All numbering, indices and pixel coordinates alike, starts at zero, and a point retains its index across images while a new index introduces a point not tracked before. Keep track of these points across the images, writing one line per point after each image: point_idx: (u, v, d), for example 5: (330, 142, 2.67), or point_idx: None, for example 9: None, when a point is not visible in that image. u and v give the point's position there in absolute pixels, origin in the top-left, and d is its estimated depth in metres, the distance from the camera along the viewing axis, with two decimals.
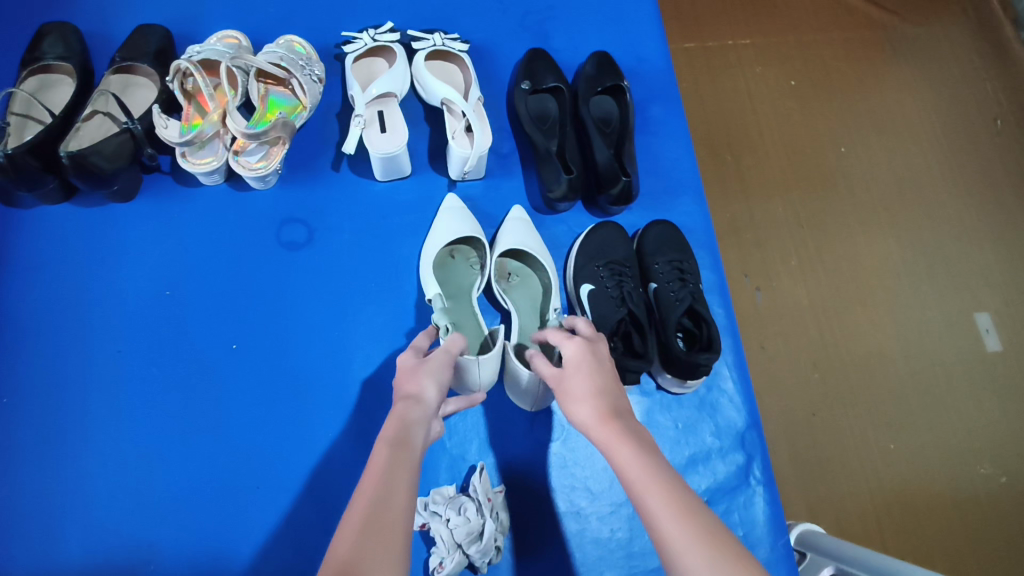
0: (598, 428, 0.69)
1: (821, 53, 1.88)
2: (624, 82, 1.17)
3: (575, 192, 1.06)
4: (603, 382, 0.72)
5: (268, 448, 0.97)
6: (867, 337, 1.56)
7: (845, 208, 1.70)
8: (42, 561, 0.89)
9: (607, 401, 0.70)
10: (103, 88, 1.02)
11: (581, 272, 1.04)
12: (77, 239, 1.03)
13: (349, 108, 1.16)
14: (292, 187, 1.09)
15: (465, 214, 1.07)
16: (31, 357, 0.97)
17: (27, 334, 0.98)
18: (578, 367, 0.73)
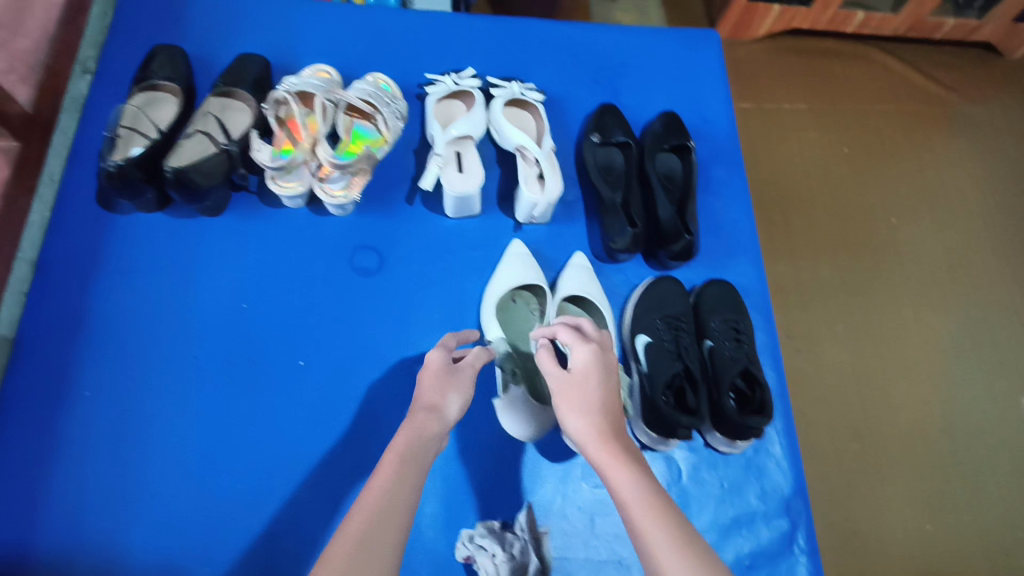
0: (596, 445, 0.72)
1: (876, 123, 1.91)
2: (690, 142, 1.21)
3: (637, 246, 1.10)
4: (605, 395, 0.76)
5: (321, 461, 1.01)
6: (911, 411, 1.54)
7: (895, 280, 1.69)
8: (99, 547, 0.93)
9: (606, 419, 0.74)
10: (205, 109, 1.11)
11: (638, 323, 1.06)
12: (168, 246, 1.10)
13: (426, 146, 1.22)
14: (367, 216, 1.15)
15: (529, 260, 1.11)
16: (114, 354, 1.03)
17: (109, 328, 1.04)
18: (585, 378, 0.77)
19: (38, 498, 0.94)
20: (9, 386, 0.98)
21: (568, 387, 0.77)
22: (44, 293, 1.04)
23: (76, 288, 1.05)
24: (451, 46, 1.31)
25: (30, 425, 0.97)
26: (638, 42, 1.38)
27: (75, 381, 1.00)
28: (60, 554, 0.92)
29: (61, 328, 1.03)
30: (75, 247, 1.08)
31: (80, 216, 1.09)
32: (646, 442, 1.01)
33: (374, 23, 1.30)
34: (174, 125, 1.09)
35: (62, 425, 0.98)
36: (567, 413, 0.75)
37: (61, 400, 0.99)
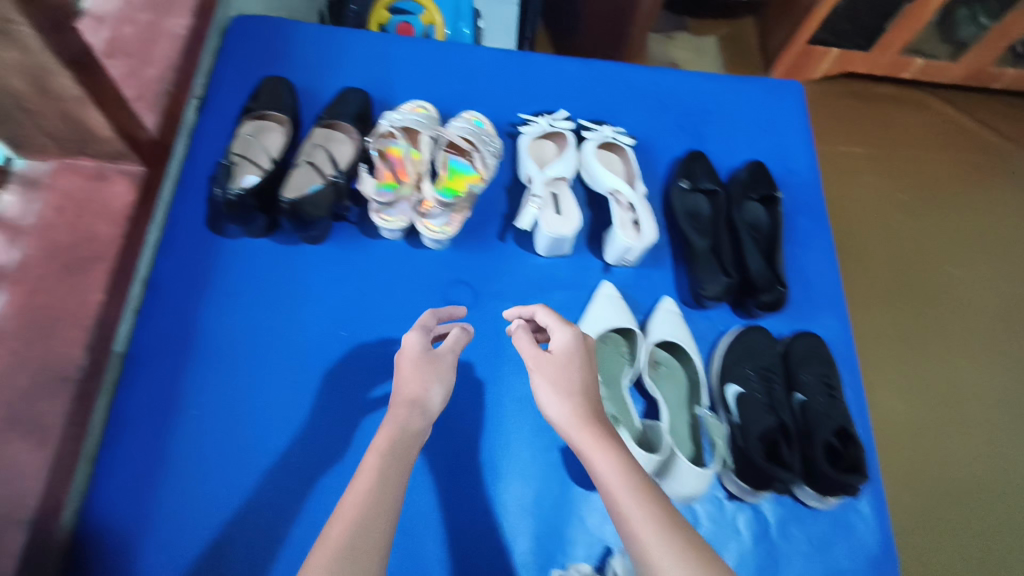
0: (577, 427, 0.76)
1: (937, 166, 2.09)
2: (777, 192, 1.22)
3: (728, 295, 1.11)
4: (584, 379, 0.82)
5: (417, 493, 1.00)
6: (969, 467, 1.56)
7: (950, 338, 1.75)
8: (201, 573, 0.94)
9: (587, 403, 0.79)
10: (313, 142, 1.15)
11: (729, 372, 1.07)
12: (272, 273, 1.13)
13: (518, 184, 1.24)
14: (461, 252, 1.18)
15: (619, 304, 1.13)
16: (219, 374, 1.06)
17: (214, 354, 1.07)
18: (568, 362, 0.83)
19: (141, 524, 0.95)
20: (121, 411, 1.01)
21: (551, 370, 0.82)
22: (154, 319, 1.08)
23: (185, 314, 1.09)
24: (542, 86, 1.34)
25: (136, 450, 0.99)
26: (723, 89, 1.40)
27: (181, 408, 1.03)
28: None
29: (169, 355, 1.06)
30: (185, 274, 1.11)
31: (190, 241, 1.13)
32: (734, 492, 1.02)
33: (470, 62, 1.34)
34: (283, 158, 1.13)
35: (166, 450, 1.00)
36: (551, 397, 0.80)
37: (167, 425, 1.01)
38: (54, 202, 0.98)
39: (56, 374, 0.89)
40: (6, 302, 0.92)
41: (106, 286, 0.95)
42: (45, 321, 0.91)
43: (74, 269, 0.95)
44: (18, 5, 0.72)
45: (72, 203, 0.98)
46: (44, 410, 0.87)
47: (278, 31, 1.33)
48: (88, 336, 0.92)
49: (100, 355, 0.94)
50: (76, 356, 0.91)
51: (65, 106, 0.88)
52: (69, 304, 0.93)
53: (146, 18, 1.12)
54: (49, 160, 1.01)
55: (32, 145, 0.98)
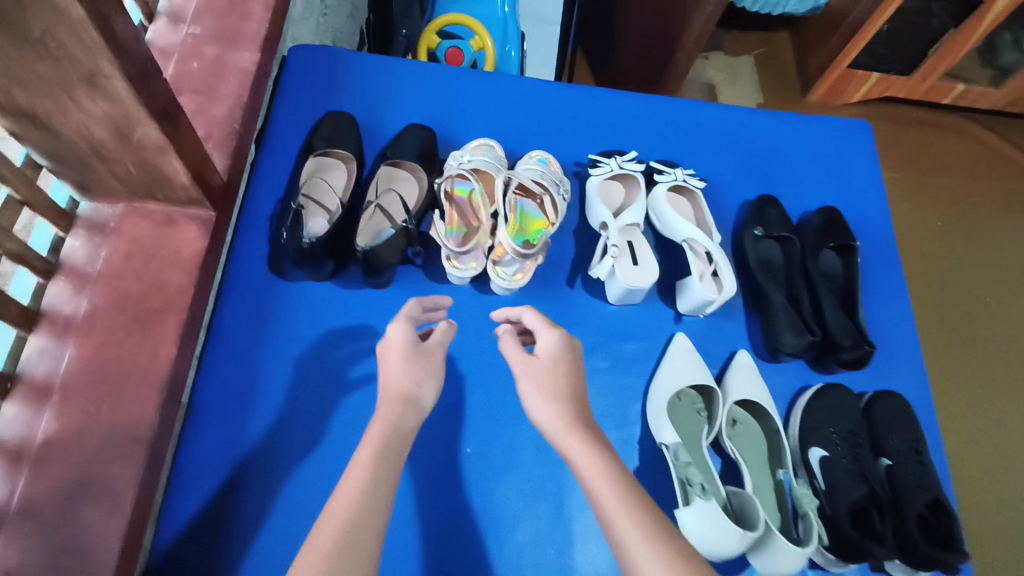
0: (564, 431, 0.76)
1: (968, 192, 2.30)
2: (854, 241, 1.18)
3: (811, 353, 1.06)
4: (570, 383, 0.82)
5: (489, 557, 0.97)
6: (1015, 504, 1.65)
7: (991, 369, 1.87)
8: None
9: (573, 408, 0.79)
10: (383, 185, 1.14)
11: (810, 434, 1.04)
12: (330, 319, 1.09)
13: (586, 227, 1.21)
14: (529, 298, 1.14)
15: (694, 357, 1.10)
16: (272, 426, 1.01)
17: (273, 430, 1.01)
18: (556, 367, 0.83)
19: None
20: (178, 497, 0.96)
21: (538, 374, 0.82)
22: (210, 395, 1.02)
23: (243, 385, 1.03)
24: (608, 123, 1.31)
25: (196, 542, 0.93)
26: (793, 126, 1.34)
27: (239, 494, 0.97)
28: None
29: (227, 435, 1.00)
30: (243, 337, 1.06)
31: (252, 289, 1.09)
32: (817, 562, 0.97)
33: (535, 97, 1.31)
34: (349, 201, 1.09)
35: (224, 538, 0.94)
36: (538, 401, 0.80)
37: (225, 511, 0.96)
38: (123, 248, 0.95)
39: (128, 434, 0.86)
40: (74, 356, 0.89)
41: (177, 339, 0.91)
42: (115, 376, 0.87)
43: (144, 320, 0.91)
44: (113, 59, 0.68)
45: (141, 248, 0.95)
46: (116, 473, 0.84)
47: (336, 60, 1.28)
48: (160, 394, 0.88)
49: (169, 412, 0.91)
50: (147, 416, 0.87)
51: (145, 156, 0.85)
52: (140, 358, 0.89)
53: (212, 52, 1.08)
54: (117, 203, 0.98)
55: (101, 188, 0.94)
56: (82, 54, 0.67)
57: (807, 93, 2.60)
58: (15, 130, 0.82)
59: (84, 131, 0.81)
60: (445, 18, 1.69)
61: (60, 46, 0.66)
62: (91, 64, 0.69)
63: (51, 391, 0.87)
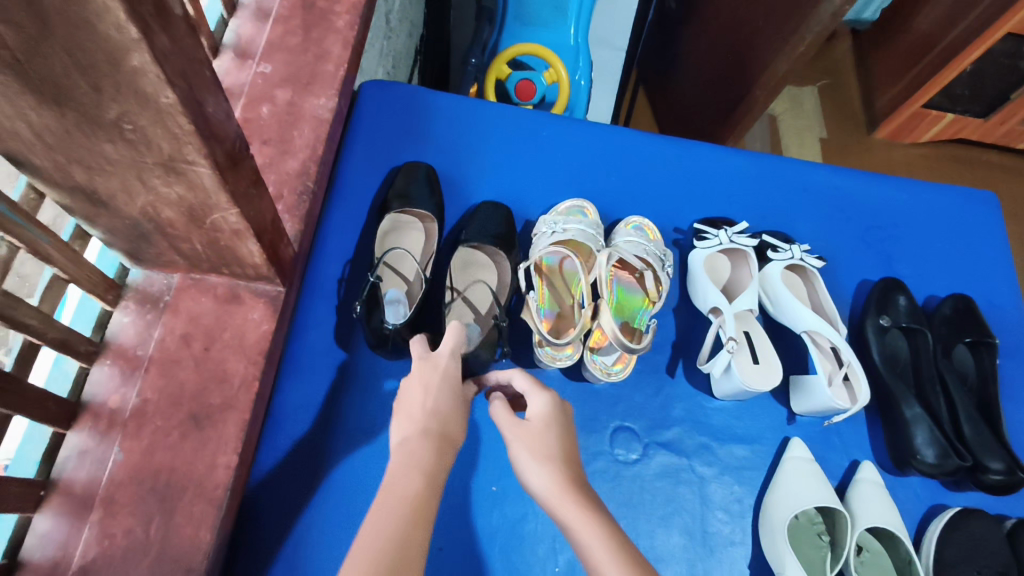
0: (562, 499, 0.60)
1: None
2: (993, 338, 1.05)
3: (953, 473, 0.94)
4: (566, 444, 0.67)
5: None
6: None
7: None
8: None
9: (573, 471, 0.63)
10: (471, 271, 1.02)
11: (949, 571, 0.91)
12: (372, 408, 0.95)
13: (688, 306, 1.08)
14: (625, 388, 1.01)
15: (814, 468, 0.96)
16: (295, 541, 0.86)
17: (330, 559, 0.86)
18: (544, 421, 0.68)
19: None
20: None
21: (527, 435, 0.67)
22: (260, 509, 0.87)
23: (299, 497, 0.88)
24: (709, 185, 1.17)
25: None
26: (910, 198, 1.22)
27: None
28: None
29: (275, 562, 0.84)
30: (301, 438, 0.92)
31: (317, 370, 0.95)
32: None
33: (630, 152, 1.17)
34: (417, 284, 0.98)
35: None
36: (528, 463, 0.64)
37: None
38: (180, 329, 0.83)
39: (181, 563, 0.73)
40: (120, 462, 0.76)
41: (239, 444, 0.79)
42: (167, 489, 0.75)
43: (201, 420, 0.79)
44: (201, 145, 0.57)
45: (200, 330, 0.83)
46: None
47: (413, 102, 1.15)
48: (217, 512, 0.76)
49: (223, 530, 0.78)
50: (203, 539, 0.75)
51: (217, 237, 0.73)
52: (196, 468, 0.77)
53: (283, 97, 0.95)
54: (173, 273, 0.86)
55: (158, 259, 0.82)
56: (165, 141, 0.56)
57: (874, 129, 2.44)
58: (66, 203, 0.69)
59: (150, 210, 0.68)
60: (516, 47, 1.56)
61: (138, 129, 0.54)
62: (174, 150, 0.57)
63: (91, 504, 0.74)
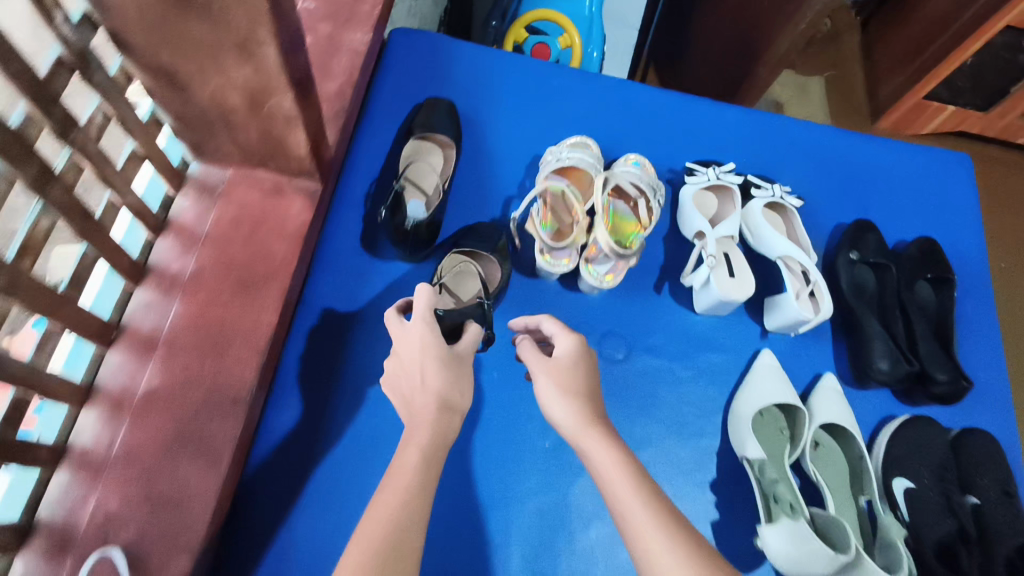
0: (582, 430, 0.72)
1: None
2: (953, 275, 1.15)
3: (905, 382, 1.04)
4: (587, 381, 0.78)
5: (574, 543, 0.98)
6: None
7: None
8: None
9: (591, 405, 0.74)
10: (457, 264, 1.07)
11: (894, 464, 1.02)
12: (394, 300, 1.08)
13: (677, 233, 1.20)
14: (615, 298, 1.13)
15: (780, 374, 1.07)
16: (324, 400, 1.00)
17: (372, 436, 0.99)
18: (569, 361, 0.79)
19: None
20: (254, 473, 0.94)
21: (554, 372, 0.78)
22: (294, 375, 1.01)
23: (327, 368, 1.02)
24: (702, 132, 1.29)
25: (264, 528, 0.92)
26: (890, 153, 1.32)
27: (312, 483, 0.95)
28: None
29: (304, 417, 0.98)
30: (328, 319, 1.05)
31: (346, 265, 1.09)
32: None
33: (631, 100, 1.30)
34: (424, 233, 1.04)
35: (303, 535, 0.92)
36: (553, 398, 0.75)
37: (300, 499, 0.94)
38: (230, 213, 0.96)
39: (228, 395, 0.87)
40: (178, 314, 0.90)
41: (279, 307, 0.92)
42: (218, 338, 0.89)
43: (248, 285, 0.92)
44: (271, 28, 0.70)
45: (248, 215, 0.96)
46: (215, 431, 0.85)
47: (438, 48, 1.28)
48: (259, 359, 0.89)
49: (263, 378, 0.91)
50: (247, 380, 0.88)
51: (271, 126, 0.87)
52: (243, 323, 0.90)
53: (326, 28, 1.09)
54: (226, 169, 0.99)
55: (215, 153, 0.96)
56: (242, 21, 0.69)
57: (878, 119, 2.54)
58: (149, 88, 0.83)
59: (218, 96, 0.82)
60: (534, 13, 1.70)
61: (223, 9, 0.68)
62: (249, 31, 0.70)
63: (155, 345, 0.88)
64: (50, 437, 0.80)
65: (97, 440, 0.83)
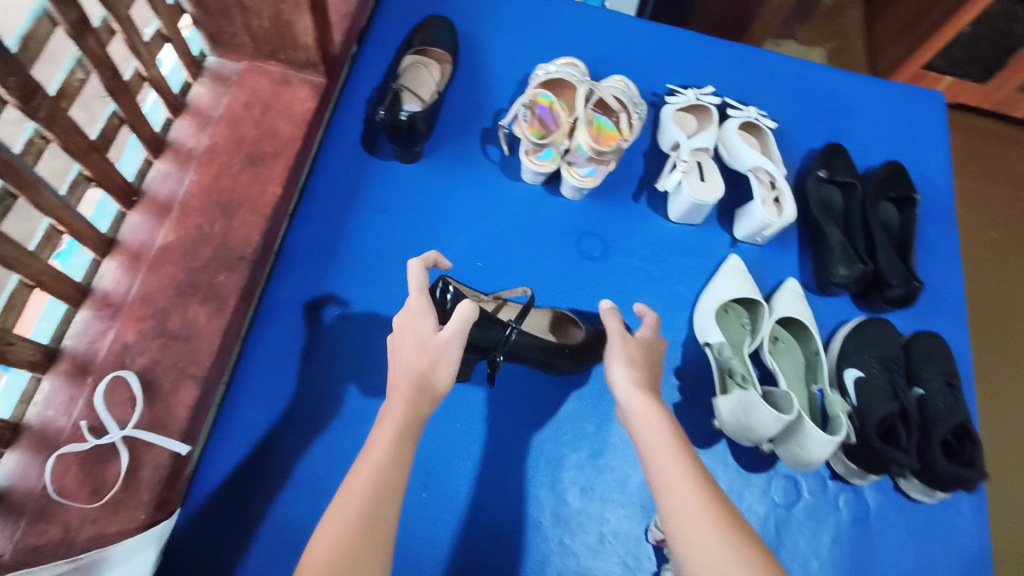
0: (638, 392, 0.81)
1: None
2: (915, 194, 1.21)
3: (861, 283, 1.11)
4: (648, 361, 0.88)
5: (548, 417, 1.06)
6: None
7: None
8: (308, 517, 0.95)
9: (646, 377, 0.84)
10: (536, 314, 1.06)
11: (848, 357, 1.10)
12: (390, 194, 1.17)
13: (656, 150, 1.27)
14: (594, 204, 1.21)
15: (745, 275, 1.14)
16: (320, 276, 1.10)
17: (365, 327, 1.07)
18: (639, 346, 0.89)
19: (264, 459, 0.97)
20: (258, 332, 1.05)
21: (629, 347, 0.88)
22: (296, 253, 1.11)
23: (323, 248, 1.12)
24: (687, 60, 1.37)
25: (266, 381, 1.02)
26: (866, 89, 1.39)
27: (312, 348, 1.05)
28: (270, 517, 0.94)
29: (301, 289, 1.08)
30: (327, 206, 1.15)
31: (347, 160, 1.18)
32: (839, 472, 1.05)
33: (620, 28, 1.37)
34: (414, 136, 1.13)
35: (300, 390, 1.02)
36: (618, 363, 0.86)
37: (304, 360, 1.04)
38: (243, 98, 1.07)
39: (235, 251, 0.97)
40: (192, 181, 1.00)
41: (283, 180, 1.02)
42: (228, 204, 0.99)
43: (256, 160, 1.03)
44: None
45: (259, 101, 1.07)
46: (222, 281, 0.95)
47: None
48: (264, 222, 0.99)
49: (267, 243, 1.01)
50: (252, 239, 0.98)
51: (280, 9, 0.96)
52: (250, 192, 1.00)
53: None
54: (240, 61, 1.10)
55: (231, 42, 1.06)
56: None
57: None
58: None
59: None
60: None
61: None
62: None
63: (171, 206, 0.99)
64: (79, 275, 0.91)
65: (116, 285, 0.93)
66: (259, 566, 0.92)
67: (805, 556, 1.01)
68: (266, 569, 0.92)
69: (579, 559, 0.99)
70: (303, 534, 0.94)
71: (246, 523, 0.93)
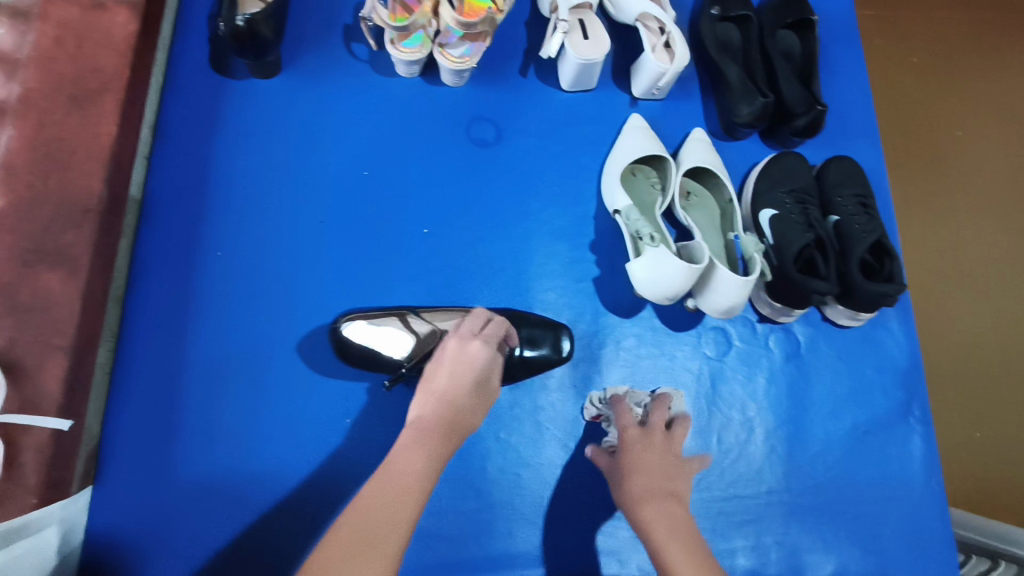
0: (646, 502, 0.80)
1: None
2: (813, 16, 1.14)
3: (765, 118, 1.05)
4: (661, 461, 0.86)
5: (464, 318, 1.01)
6: None
7: None
8: (230, 466, 0.92)
9: (654, 478, 0.83)
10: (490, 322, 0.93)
11: (762, 198, 1.06)
12: (252, 115, 1.06)
13: (540, 17, 1.16)
14: (479, 87, 1.12)
15: (649, 133, 1.07)
16: (192, 217, 1.00)
17: (254, 265, 0.99)
18: (645, 445, 0.87)
19: (171, 420, 0.92)
20: (137, 291, 0.96)
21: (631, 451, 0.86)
22: (159, 198, 1.00)
23: (189, 186, 1.01)
24: None
25: (158, 341, 0.95)
26: None
27: (200, 295, 0.97)
28: (187, 475, 0.91)
29: (176, 236, 0.99)
30: (185, 139, 1.03)
31: (196, 86, 1.06)
32: (766, 314, 1.04)
33: None
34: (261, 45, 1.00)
35: (198, 343, 0.95)
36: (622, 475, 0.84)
37: (195, 310, 0.96)
38: (50, 32, 0.92)
39: (78, 205, 0.87)
40: (11, 136, 0.87)
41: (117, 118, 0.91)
42: (59, 155, 0.88)
43: (82, 101, 0.90)
44: None
45: (70, 31, 0.92)
46: (70, 241, 0.85)
47: None
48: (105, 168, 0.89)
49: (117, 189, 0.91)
50: (95, 189, 0.88)
51: None
52: (81, 137, 0.89)
53: None
54: None
55: None
56: None
57: None
58: None
59: None
60: None
61: None
62: None
63: None
64: None
65: None
66: (187, 522, 0.89)
67: (742, 402, 1.01)
68: (193, 522, 0.89)
69: (518, 449, 0.96)
70: (226, 484, 0.91)
71: (165, 485, 0.90)
